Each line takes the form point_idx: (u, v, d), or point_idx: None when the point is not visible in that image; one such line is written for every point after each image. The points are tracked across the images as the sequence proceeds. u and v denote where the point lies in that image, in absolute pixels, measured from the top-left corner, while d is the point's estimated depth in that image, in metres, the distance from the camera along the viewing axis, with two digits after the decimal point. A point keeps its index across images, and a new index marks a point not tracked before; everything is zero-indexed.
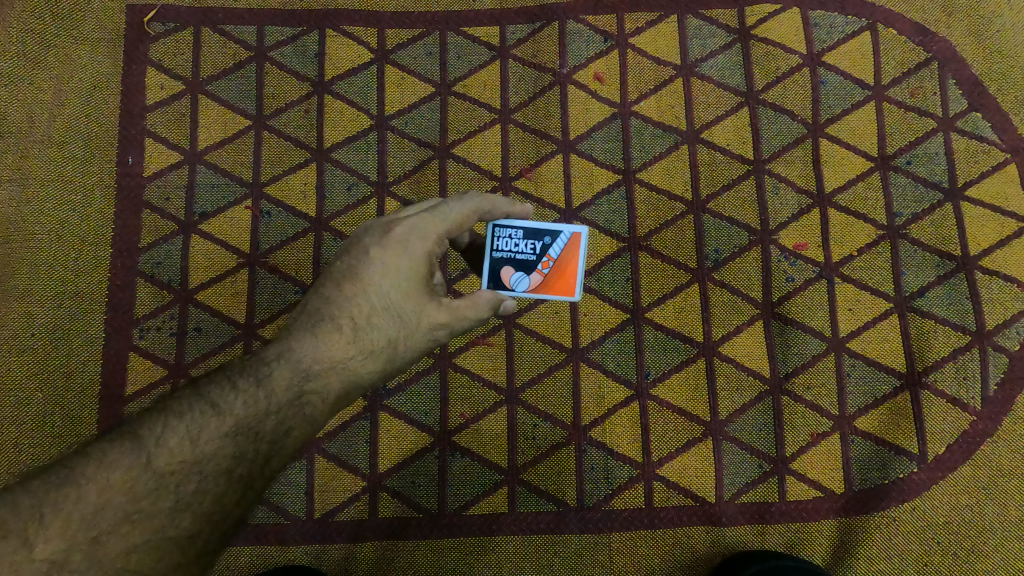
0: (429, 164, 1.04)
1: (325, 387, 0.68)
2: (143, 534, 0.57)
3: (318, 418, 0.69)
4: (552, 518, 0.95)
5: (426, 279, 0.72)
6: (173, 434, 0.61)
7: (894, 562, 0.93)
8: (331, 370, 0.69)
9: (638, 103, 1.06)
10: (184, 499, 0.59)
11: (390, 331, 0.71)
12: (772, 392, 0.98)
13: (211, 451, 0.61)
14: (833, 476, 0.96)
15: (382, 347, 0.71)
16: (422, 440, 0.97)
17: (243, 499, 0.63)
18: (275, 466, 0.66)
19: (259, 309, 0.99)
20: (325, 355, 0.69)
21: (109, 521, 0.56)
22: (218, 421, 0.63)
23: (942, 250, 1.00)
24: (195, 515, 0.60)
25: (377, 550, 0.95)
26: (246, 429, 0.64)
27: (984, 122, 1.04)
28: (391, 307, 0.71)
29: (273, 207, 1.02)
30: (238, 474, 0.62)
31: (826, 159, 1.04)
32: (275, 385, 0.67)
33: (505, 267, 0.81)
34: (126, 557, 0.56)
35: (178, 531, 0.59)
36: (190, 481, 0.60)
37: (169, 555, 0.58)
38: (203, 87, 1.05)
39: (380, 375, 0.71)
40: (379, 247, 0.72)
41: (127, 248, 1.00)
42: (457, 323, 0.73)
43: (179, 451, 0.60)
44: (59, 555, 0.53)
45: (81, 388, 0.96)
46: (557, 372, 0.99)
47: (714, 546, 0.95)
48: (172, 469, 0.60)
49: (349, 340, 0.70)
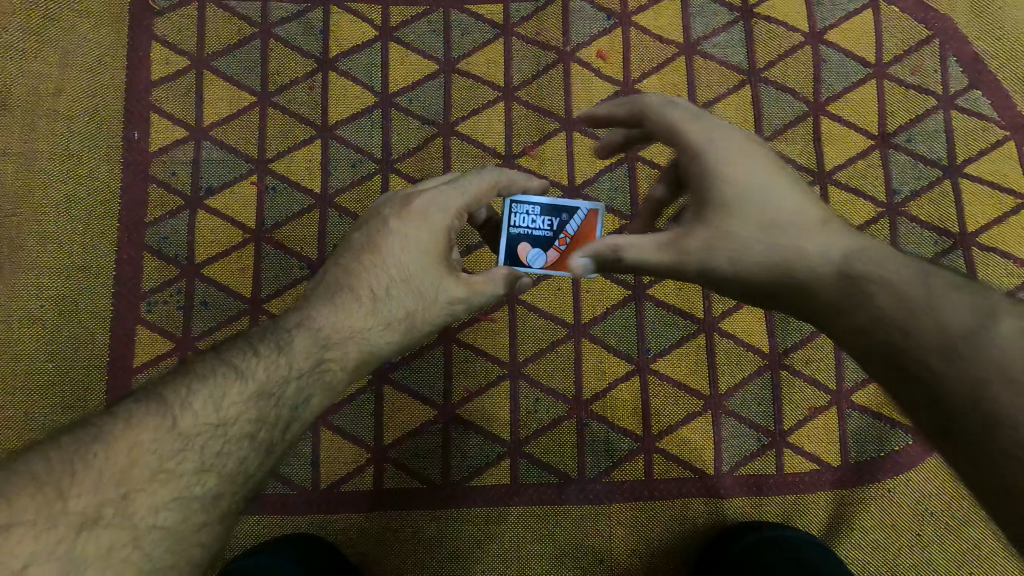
0: (432, 141, 1.05)
1: (343, 356, 0.71)
2: (171, 493, 0.57)
3: (336, 386, 0.71)
4: (554, 489, 0.97)
5: (445, 253, 0.75)
6: (198, 396, 0.63)
7: (888, 532, 0.95)
8: (350, 340, 0.71)
9: (641, 81, 1.07)
10: (209, 460, 0.60)
11: (407, 303, 0.73)
12: (770, 367, 1.00)
13: (235, 415, 0.63)
14: (830, 449, 0.98)
15: (400, 319, 0.73)
16: (427, 414, 0.99)
17: (264, 463, 0.64)
18: (296, 432, 0.68)
19: (266, 283, 1.00)
20: (345, 325, 0.72)
21: (138, 478, 0.56)
22: (240, 386, 0.65)
23: (941, 227, 1.01)
24: (219, 476, 0.61)
25: (384, 521, 0.97)
26: (268, 394, 0.66)
27: (984, 100, 1.05)
28: (409, 279, 0.73)
29: (279, 183, 1.03)
30: (260, 438, 0.64)
31: (828, 136, 1.05)
32: (297, 352, 0.69)
33: (523, 242, 0.82)
34: (155, 514, 0.56)
35: (204, 490, 0.59)
36: (215, 442, 0.61)
37: (196, 514, 0.58)
38: (208, 63, 1.06)
39: (397, 346, 0.74)
40: (399, 221, 0.75)
41: (134, 223, 1.01)
42: (474, 299, 0.76)
43: (204, 414, 0.62)
44: (91, 509, 0.53)
45: (90, 360, 0.98)
46: (560, 348, 1.00)
47: (712, 517, 0.97)
48: (197, 430, 0.61)
49: (367, 310, 0.72)
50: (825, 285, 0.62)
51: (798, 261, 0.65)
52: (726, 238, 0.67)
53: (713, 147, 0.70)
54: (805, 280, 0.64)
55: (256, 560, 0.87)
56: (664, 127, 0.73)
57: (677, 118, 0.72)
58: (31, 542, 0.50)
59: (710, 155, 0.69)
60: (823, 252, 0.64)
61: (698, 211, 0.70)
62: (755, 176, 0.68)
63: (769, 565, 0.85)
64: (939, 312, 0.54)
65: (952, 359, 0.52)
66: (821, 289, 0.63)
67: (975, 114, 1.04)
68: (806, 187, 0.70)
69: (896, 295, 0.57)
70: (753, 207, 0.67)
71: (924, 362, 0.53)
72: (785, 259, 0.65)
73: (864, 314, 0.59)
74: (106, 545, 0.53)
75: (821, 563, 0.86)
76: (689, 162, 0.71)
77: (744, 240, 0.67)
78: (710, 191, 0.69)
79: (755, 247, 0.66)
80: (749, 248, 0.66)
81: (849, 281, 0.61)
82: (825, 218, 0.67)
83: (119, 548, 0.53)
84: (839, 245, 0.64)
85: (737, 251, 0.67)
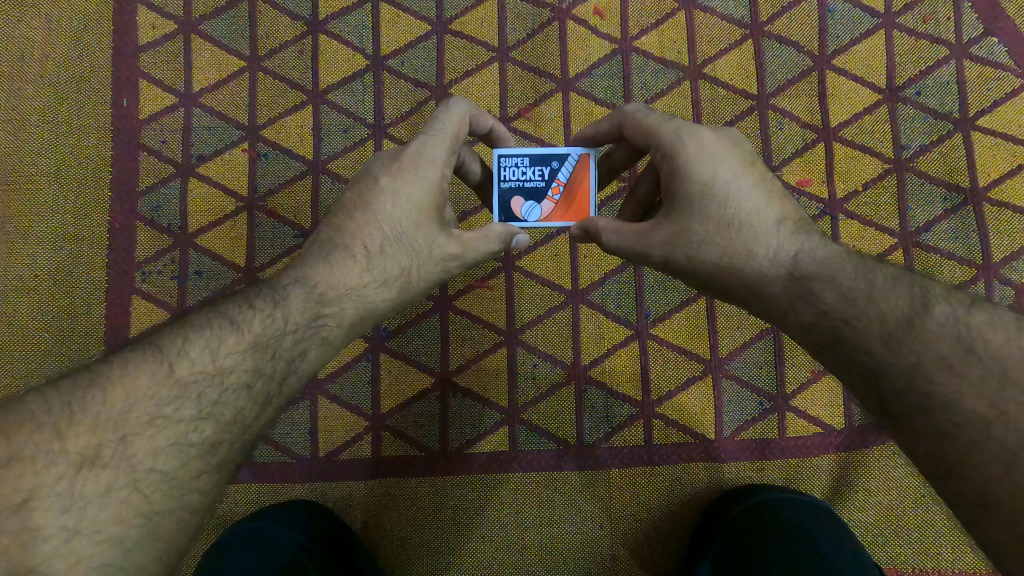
0: (426, 104, 1.03)
1: (340, 313, 0.69)
2: (168, 438, 0.57)
3: (334, 340, 0.70)
4: (553, 455, 0.96)
5: (438, 207, 0.73)
6: (194, 345, 0.62)
7: (893, 495, 0.93)
8: (346, 296, 0.70)
9: (639, 38, 1.03)
10: (206, 408, 0.60)
11: (404, 263, 0.72)
12: (772, 330, 0.98)
13: (231, 364, 0.62)
14: (833, 412, 0.96)
15: (396, 279, 0.72)
16: (424, 381, 0.98)
17: (262, 415, 0.63)
18: (293, 385, 0.66)
19: (260, 251, 0.99)
20: (341, 282, 0.70)
21: (136, 422, 0.56)
22: (237, 336, 0.64)
23: (950, 183, 0.98)
24: (217, 425, 0.60)
25: (381, 488, 0.96)
26: (264, 346, 0.65)
27: (1000, 47, 1.00)
28: (402, 236, 0.71)
29: (270, 150, 1.02)
30: (257, 389, 0.63)
31: (833, 91, 1.01)
32: (291, 308, 0.68)
33: (514, 196, 0.83)
34: (153, 459, 0.56)
35: (201, 438, 0.59)
36: (211, 391, 0.61)
37: (195, 461, 0.58)
38: (196, 27, 1.04)
39: (392, 305, 0.73)
40: (390, 176, 0.72)
41: (126, 191, 1.01)
42: (468, 255, 0.75)
43: (201, 362, 0.61)
44: (89, 450, 0.54)
45: (86, 329, 0.97)
46: (557, 314, 0.99)
47: (714, 481, 0.95)
48: (194, 379, 0.60)
49: (360, 267, 0.70)
50: (776, 286, 0.68)
51: (755, 262, 0.68)
52: (693, 238, 0.69)
53: (685, 148, 0.70)
54: (753, 279, 0.68)
55: (255, 524, 0.87)
56: (639, 132, 0.74)
57: (653, 120, 0.73)
58: (32, 476, 0.51)
59: (682, 156, 0.69)
60: (782, 255, 0.68)
61: (667, 208, 0.71)
62: (724, 176, 0.69)
63: (773, 552, 0.82)
64: (880, 305, 0.63)
65: (890, 346, 0.61)
66: (770, 288, 0.68)
67: (989, 63, 1.00)
68: (771, 182, 0.71)
69: (843, 294, 0.65)
70: (718, 208, 0.68)
71: (867, 348, 0.62)
72: (745, 259, 0.68)
73: (812, 310, 0.66)
74: (105, 485, 0.53)
75: (824, 539, 0.82)
76: (662, 163, 0.72)
77: (709, 239, 0.69)
78: (679, 191, 0.69)
79: (715, 243, 0.68)
80: (713, 248, 0.69)
81: (798, 282, 0.67)
82: (783, 220, 0.69)
83: (117, 489, 0.54)
84: (795, 248, 0.68)
85: (701, 250, 0.69)
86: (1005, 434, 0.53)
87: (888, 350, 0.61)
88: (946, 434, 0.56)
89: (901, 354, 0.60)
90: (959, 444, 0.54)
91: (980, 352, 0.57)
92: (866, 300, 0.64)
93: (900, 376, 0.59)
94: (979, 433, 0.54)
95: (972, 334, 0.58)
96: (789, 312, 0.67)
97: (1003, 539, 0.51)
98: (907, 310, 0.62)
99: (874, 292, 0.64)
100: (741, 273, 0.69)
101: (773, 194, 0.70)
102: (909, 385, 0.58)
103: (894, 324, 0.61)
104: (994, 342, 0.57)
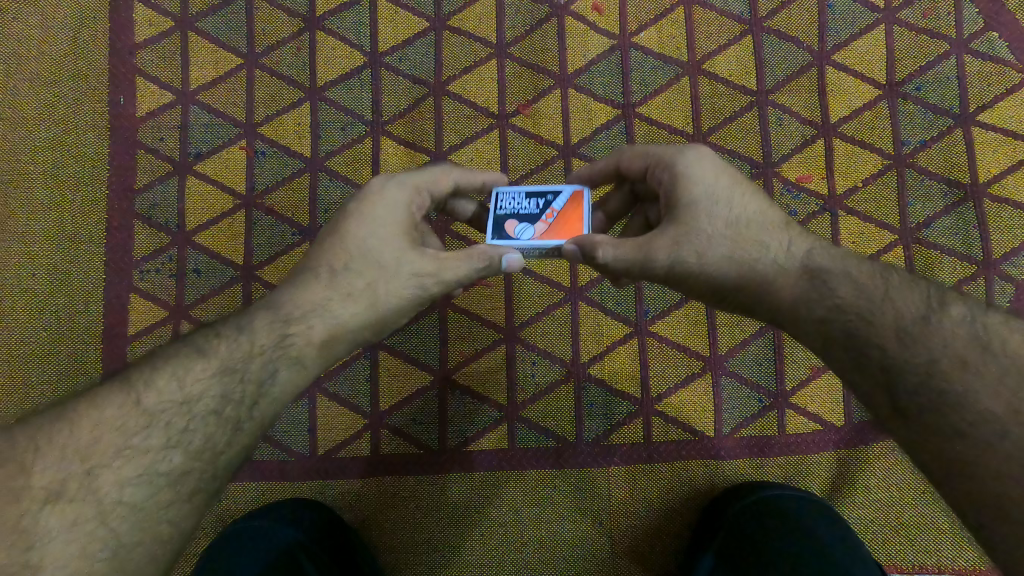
0: (424, 101, 1.02)
1: (309, 331, 0.67)
2: (135, 469, 0.57)
3: (305, 358, 0.67)
4: (552, 452, 0.96)
5: (405, 226, 0.71)
6: (161, 374, 0.62)
7: (893, 492, 0.93)
8: (312, 314, 0.67)
9: (638, 34, 1.03)
10: (174, 437, 0.60)
11: (371, 278, 0.69)
12: (772, 327, 0.97)
13: (199, 392, 0.62)
14: (833, 409, 0.96)
15: (364, 295, 0.68)
16: (423, 379, 0.98)
17: (234, 441, 0.62)
18: (266, 410, 0.65)
19: (257, 249, 0.99)
20: (310, 304, 0.68)
21: (101, 455, 0.57)
22: (204, 363, 0.63)
23: (950, 179, 0.97)
24: (186, 453, 0.60)
25: (380, 486, 0.96)
26: (232, 370, 0.64)
27: (1000, 42, 1.00)
28: (366, 252, 0.69)
29: (268, 147, 1.01)
30: (226, 415, 0.62)
31: (833, 87, 1.01)
32: (259, 330, 0.66)
33: (508, 219, 0.72)
34: (119, 490, 0.56)
35: (169, 467, 0.59)
36: (179, 419, 0.60)
37: (163, 491, 0.58)
38: (193, 24, 1.04)
39: (363, 324, 0.69)
40: (357, 200, 0.72)
41: (124, 190, 1.00)
42: (444, 273, 0.70)
43: (167, 392, 0.61)
44: (55, 485, 0.55)
45: (83, 328, 0.97)
46: (556, 311, 0.99)
47: (713, 479, 0.95)
48: (161, 408, 0.60)
49: (327, 285, 0.68)
50: (786, 286, 0.67)
51: (764, 263, 0.68)
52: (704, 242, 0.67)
53: (685, 160, 0.70)
54: (768, 278, 0.67)
55: (255, 523, 0.87)
56: (635, 155, 0.75)
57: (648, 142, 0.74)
58: None
59: (684, 166, 0.70)
60: (788, 254, 0.68)
61: (671, 217, 0.69)
62: (726, 181, 0.69)
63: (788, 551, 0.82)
64: (897, 302, 0.63)
65: (905, 341, 0.61)
66: (783, 288, 0.67)
67: (990, 57, 0.99)
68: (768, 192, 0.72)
69: (855, 289, 0.65)
70: (724, 210, 0.68)
71: (881, 343, 0.62)
72: (753, 260, 0.68)
73: (822, 306, 0.66)
74: (70, 519, 0.54)
75: (835, 544, 0.82)
76: (662, 176, 0.71)
77: (719, 240, 0.67)
78: (684, 197, 0.68)
79: (725, 245, 0.67)
80: (722, 250, 0.67)
81: (811, 279, 0.67)
82: (782, 221, 0.70)
83: (83, 522, 0.54)
84: (797, 247, 0.68)
85: (710, 253, 0.67)
86: (1020, 432, 0.53)
87: (903, 346, 0.61)
88: (961, 433, 0.56)
89: (918, 349, 0.60)
90: (972, 443, 0.55)
91: (997, 353, 0.58)
92: (882, 298, 0.64)
93: (917, 374, 0.59)
94: (994, 433, 0.54)
95: (989, 335, 0.59)
96: (800, 313, 0.67)
97: (1010, 539, 0.51)
98: (922, 308, 0.63)
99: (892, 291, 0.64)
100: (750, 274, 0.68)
101: (772, 201, 0.71)
102: (924, 383, 0.59)
103: (909, 320, 0.62)
104: (1011, 342, 0.58)
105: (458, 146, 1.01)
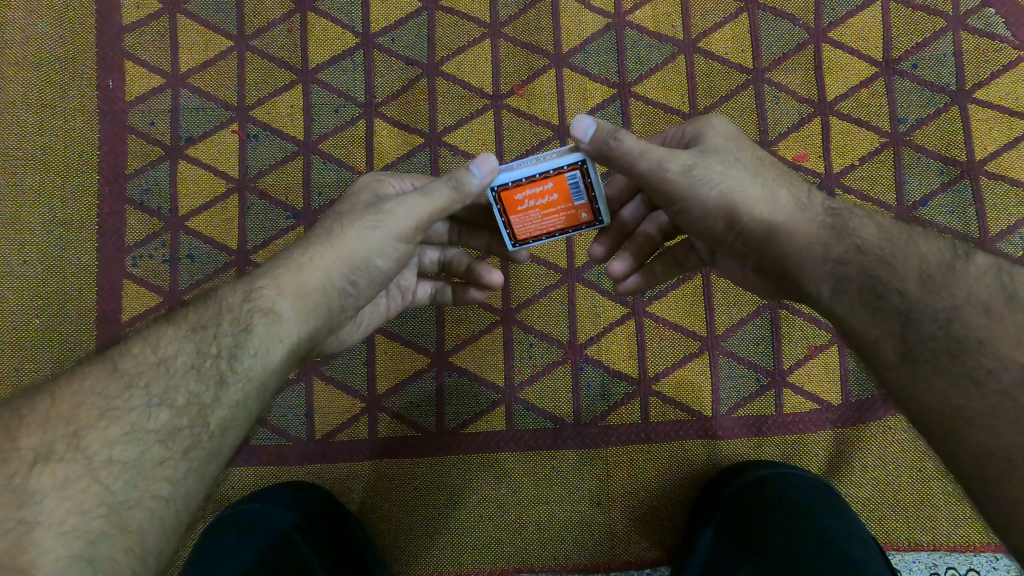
0: (417, 82, 1.01)
1: (278, 284, 0.66)
2: (122, 428, 0.57)
3: (278, 309, 0.65)
4: (551, 433, 0.96)
5: (373, 188, 0.79)
6: (135, 344, 0.62)
7: (889, 468, 0.93)
8: (280, 270, 0.68)
9: (633, 13, 1.02)
10: (157, 396, 0.59)
11: (333, 224, 0.72)
12: (770, 307, 0.97)
13: (173, 352, 0.61)
14: (830, 387, 0.96)
15: (328, 241, 0.70)
16: (421, 361, 0.98)
17: (220, 396, 0.61)
18: (248, 364, 0.62)
19: (251, 233, 0.98)
20: (277, 265, 0.68)
21: (87, 417, 0.56)
22: (174, 328, 0.63)
23: (947, 157, 0.97)
24: (172, 410, 0.59)
25: (379, 468, 0.96)
26: (202, 330, 0.63)
27: (997, 18, 0.99)
28: (333, 213, 0.74)
29: (261, 131, 1.00)
30: (205, 370, 0.61)
31: (830, 65, 1.00)
32: (224, 296, 0.66)
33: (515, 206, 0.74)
34: (110, 449, 0.56)
35: (157, 424, 0.58)
36: (158, 380, 0.60)
37: (155, 448, 0.57)
38: (182, 7, 1.02)
39: (327, 273, 0.68)
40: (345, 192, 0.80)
41: (114, 174, 0.99)
42: (396, 207, 0.70)
43: (143, 356, 0.61)
44: (44, 446, 0.54)
45: (78, 315, 0.96)
46: (554, 293, 0.98)
47: (711, 458, 0.95)
48: (139, 370, 0.60)
49: (296, 245, 0.71)
50: (781, 223, 0.67)
51: (751, 201, 0.68)
52: (684, 163, 0.68)
53: (704, 117, 0.75)
54: (785, 204, 0.68)
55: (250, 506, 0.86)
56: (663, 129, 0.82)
57: None
58: None
59: (708, 117, 0.75)
60: (789, 201, 0.68)
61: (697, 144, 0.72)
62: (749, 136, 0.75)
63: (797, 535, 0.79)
64: (921, 247, 0.62)
65: (929, 285, 0.59)
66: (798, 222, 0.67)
67: (986, 34, 0.99)
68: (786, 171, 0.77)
69: (879, 231, 0.64)
70: (751, 148, 0.72)
71: (901, 288, 0.60)
72: (734, 194, 0.68)
73: (840, 243, 0.64)
74: (61, 478, 0.53)
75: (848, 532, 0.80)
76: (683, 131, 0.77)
77: (707, 167, 0.68)
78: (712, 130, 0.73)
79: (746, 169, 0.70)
80: (705, 176, 0.68)
81: (830, 216, 0.67)
82: (787, 177, 0.71)
83: (75, 480, 0.54)
84: (798, 198, 0.69)
85: (702, 172, 0.68)
86: None
87: (924, 289, 0.59)
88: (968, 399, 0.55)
89: (953, 291, 0.59)
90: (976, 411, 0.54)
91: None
92: (904, 243, 0.63)
93: (936, 319, 0.58)
94: (1000, 397, 0.54)
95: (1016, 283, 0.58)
96: (815, 250, 0.65)
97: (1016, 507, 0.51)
98: (948, 254, 0.61)
99: (916, 237, 0.63)
100: (737, 208, 0.68)
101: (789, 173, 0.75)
102: (944, 329, 0.57)
103: (934, 266, 0.60)
104: None
105: (452, 127, 1.00)
